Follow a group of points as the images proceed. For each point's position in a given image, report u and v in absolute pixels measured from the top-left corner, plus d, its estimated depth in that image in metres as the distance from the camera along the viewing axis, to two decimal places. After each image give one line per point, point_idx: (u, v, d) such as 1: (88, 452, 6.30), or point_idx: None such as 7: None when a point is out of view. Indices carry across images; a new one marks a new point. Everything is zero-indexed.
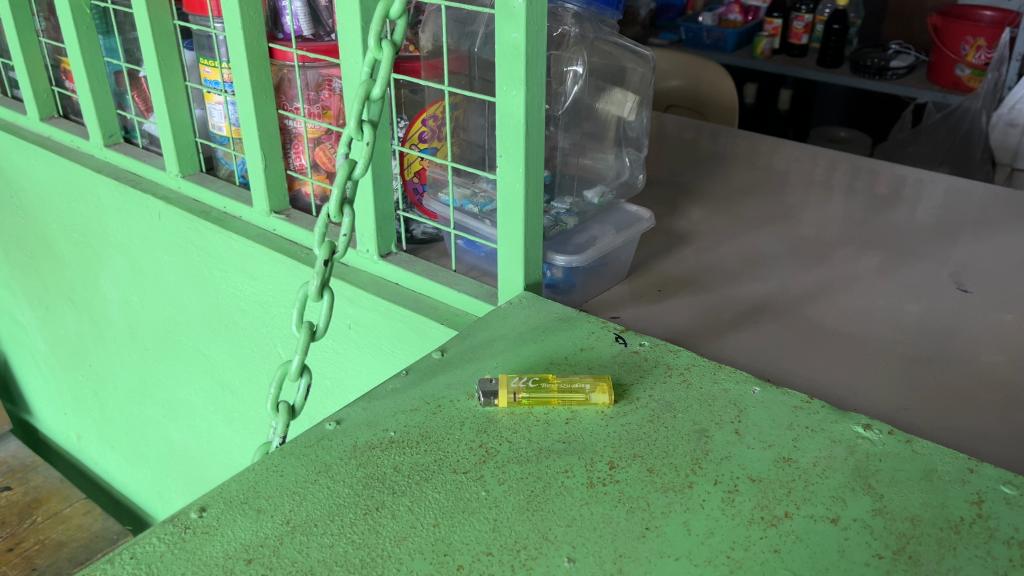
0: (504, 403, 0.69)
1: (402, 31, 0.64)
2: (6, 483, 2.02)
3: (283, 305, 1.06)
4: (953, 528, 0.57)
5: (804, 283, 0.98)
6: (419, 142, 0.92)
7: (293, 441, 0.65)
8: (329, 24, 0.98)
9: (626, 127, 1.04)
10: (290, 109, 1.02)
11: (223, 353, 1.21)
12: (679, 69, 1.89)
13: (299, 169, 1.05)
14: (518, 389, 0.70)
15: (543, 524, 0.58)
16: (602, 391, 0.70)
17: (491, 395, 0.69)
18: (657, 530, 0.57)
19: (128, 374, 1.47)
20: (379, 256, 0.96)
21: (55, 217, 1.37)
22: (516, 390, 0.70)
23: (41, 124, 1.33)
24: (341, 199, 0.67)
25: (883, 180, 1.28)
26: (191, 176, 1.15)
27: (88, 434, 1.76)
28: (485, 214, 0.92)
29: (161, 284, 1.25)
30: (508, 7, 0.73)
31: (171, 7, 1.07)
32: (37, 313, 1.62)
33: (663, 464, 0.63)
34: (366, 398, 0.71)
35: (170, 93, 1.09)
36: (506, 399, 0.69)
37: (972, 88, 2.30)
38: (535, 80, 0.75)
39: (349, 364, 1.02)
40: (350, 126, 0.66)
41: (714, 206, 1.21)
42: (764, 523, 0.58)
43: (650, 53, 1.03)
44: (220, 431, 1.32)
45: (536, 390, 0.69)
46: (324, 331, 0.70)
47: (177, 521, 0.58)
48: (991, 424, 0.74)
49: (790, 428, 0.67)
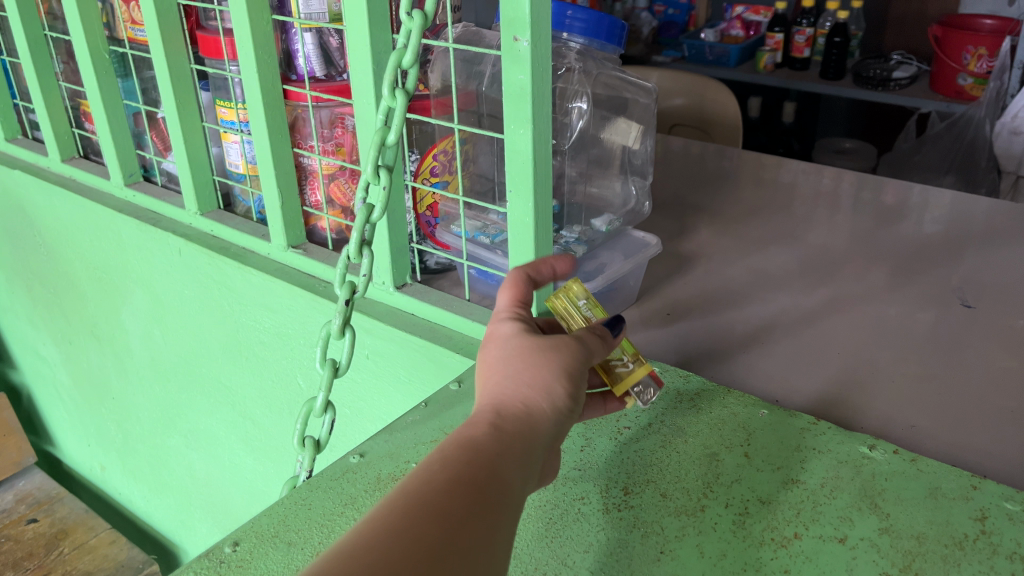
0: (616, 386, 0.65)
1: (413, 80, 0.68)
2: (33, 515, 2.07)
3: (303, 337, 1.09)
4: (957, 544, 0.59)
5: (812, 301, 1.01)
6: (430, 176, 0.94)
7: (319, 475, 0.70)
8: (341, 64, 1.00)
9: (631, 155, 1.09)
10: (305, 146, 1.05)
11: (243, 383, 1.24)
12: (683, 88, 1.91)
13: (314, 205, 1.09)
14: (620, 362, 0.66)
15: (561, 551, 0.62)
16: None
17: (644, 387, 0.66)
18: (671, 554, 0.61)
19: (151, 406, 1.50)
20: (395, 287, 0.98)
21: (78, 256, 1.41)
22: (615, 368, 0.66)
23: (62, 165, 1.37)
24: (360, 241, 0.74)
25: (889, 194, 1.31)
26: (209, 214, 1.19)
27: (112, 464, 1.80)
28: (496, 244, 0.94)
29: (183, 319, 1.28)
30: (514, 50, 0.75)
31: (188, 51, 1.10)
32: (60, 347, 1.65)
33: (675, 489, 0.66)
34: (388, 431, 0.76)
35: (188, 133, 1.13)
36: (642, 366, 0.66)
37: (975, 96, 2.30)
38: (542, 118, 0.78)
39: (367, 394, 1.04)
40: (368, 172, 0.71)
41: (722, 226, 1.23)
42: (774, 544, 0.61)
43: (651, 84, 1.07)
44: (245, 460, 1.35)
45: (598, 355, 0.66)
46: (346, 367, 0.77)
47: (212, 555, 0.62)
48: (1000, 438, 0.76)
49: (797, 449, 0.69)
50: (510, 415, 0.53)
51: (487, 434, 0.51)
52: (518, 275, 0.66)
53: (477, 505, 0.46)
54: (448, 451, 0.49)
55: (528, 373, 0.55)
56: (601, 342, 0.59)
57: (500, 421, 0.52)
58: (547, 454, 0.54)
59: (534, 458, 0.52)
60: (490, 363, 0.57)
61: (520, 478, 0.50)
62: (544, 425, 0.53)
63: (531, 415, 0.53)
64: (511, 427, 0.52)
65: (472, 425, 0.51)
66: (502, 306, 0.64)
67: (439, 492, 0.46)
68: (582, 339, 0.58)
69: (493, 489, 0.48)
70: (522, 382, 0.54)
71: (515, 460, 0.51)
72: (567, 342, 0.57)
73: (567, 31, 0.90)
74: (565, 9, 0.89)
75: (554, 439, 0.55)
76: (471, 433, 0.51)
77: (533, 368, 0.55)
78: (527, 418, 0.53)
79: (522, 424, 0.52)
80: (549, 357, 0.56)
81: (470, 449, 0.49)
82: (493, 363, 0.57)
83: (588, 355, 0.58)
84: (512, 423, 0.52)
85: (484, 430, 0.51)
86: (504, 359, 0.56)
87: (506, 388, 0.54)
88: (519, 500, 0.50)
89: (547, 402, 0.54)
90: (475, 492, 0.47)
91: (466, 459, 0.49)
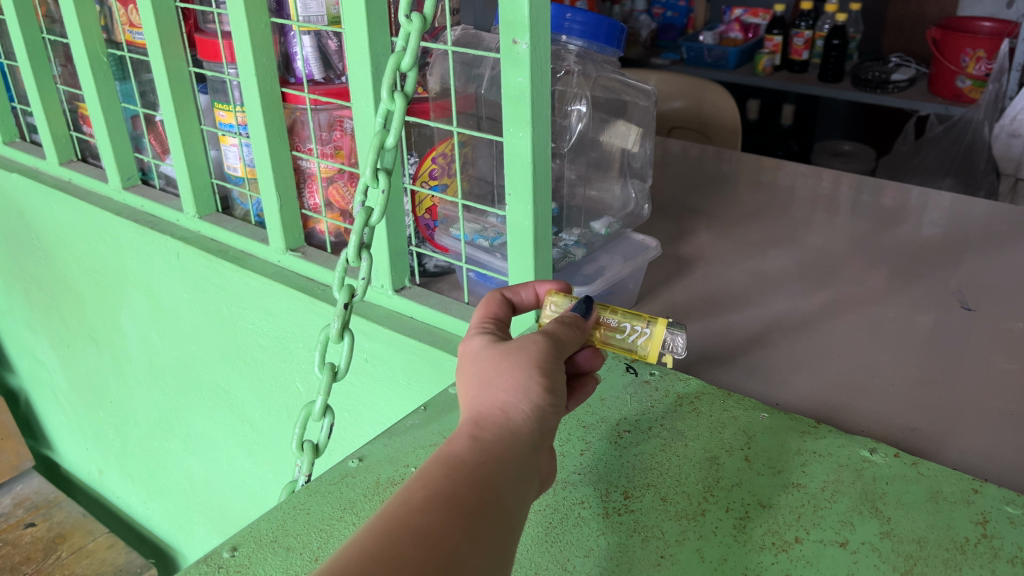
0: (651, 356, 0.65)
1: (412, 83, 0.68)
2: (31, 519, 2.07)
3: (301, 341, 1.08)
4: (959, 548, 0.59)
5: (811, 304, 1.00)
6: (430, 179, 0.94)
7: (319, 479, 0.70)
8: (340, 67, 1.00)
9: (630, 158, 1.08)
10: (303, 149, 1.05)
11: (242, 387, 1.24)
12: (683, 91, 1.91)
13: (313, 208, 1.08)
14: (633, 333, 0.65)
15: (562, 555, 0.62)
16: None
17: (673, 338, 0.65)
18: (672, 558, 0.61)
19: (149, 410, 1.50)
20: (394, 291, 0.97)
21: (76, 259, 1.41)
22: (636, 342, 0.65)
23: (60, 168, 1.36)
24: (359, 245, 0.73)
25: (889, 196, 1.30)
26: (208, 217, 1.18)
27: (110, 468, 1.79)
28: (496, 248, 0.94)
29: (181, 322, 1.28)
30: (513, 53, 0.74)
31: (186, 54, 1.09)
32: (58, 351, 1.65)
33: (676, 493, 0.66)
34: (387, 435, 0.76)
35: (187, 136, 1.12)
36: (655, 324, 0.65)
37: (974, 98, 2.30)
38: (541, 121, 0.78)
39: (366, 398, 1.04)
40: (367, 175, 0.71)
41: (721, 228, 1.22)
42: (775, 548, 0.61)
43: (651, 86, 1.06)
44: (243, 464, 1.34)
45: (615, 342, 0.65)
46: (344, 371, 0.77)
47: (210, 561, 0.62)
48: (1000, 441, 0.75)
49: (798, 453, 0.69)
50: (488, 422, 0.52)
51: (465, 448, 0.50)
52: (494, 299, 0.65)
53: (459, 522, 0.46)
54: (427, 470, 0.48)
55: (501, 379, 0.53)
56: (569, 330, 0.58)
57: (476, 433, 0.51)
58: (538, 457, 0.53)
59: (524, 460, 0.51)
60: (465, 376, 0.56)
61: (506, 486, 0.49)
62: (524, 425, 0.52)
63: (510, 419, 0.52)
64: (487, 435, 0.51)
65: (449, 441, 0.50)
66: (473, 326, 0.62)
67: (418, 513, 0.45)
68: (551, 334, 0.57)
69: (475, 502, 0.47)
70: (496, 388, 0.53)
71: (497, 467, 0.49)
72: (534, 339, 0.55)
73: (566, 34, 0.90)
74: (564, 12, 0.89)
75: (540, 438, 0.53)
76: (450, 449, 0.50)
77: (505, 372, 0.54)
78: (506, 423, 0.52)
79: (501, 430, 0.51)
80: (518, 357, 0.54)
81: (449, 465, 0.49)
82: (469, 379, 0.56)
83: (558, 347, 0.56)
84: (492, 432, 0.51)
85: (462, 445, 0.50)
86: (476, 370, 0.55)
87: (482, 398, 0.53)
88: (507, 509, 0.48)
89: (525, 401, 0.52)
90: (456, 510, 0.46)
91: (446, 476, 0.48)
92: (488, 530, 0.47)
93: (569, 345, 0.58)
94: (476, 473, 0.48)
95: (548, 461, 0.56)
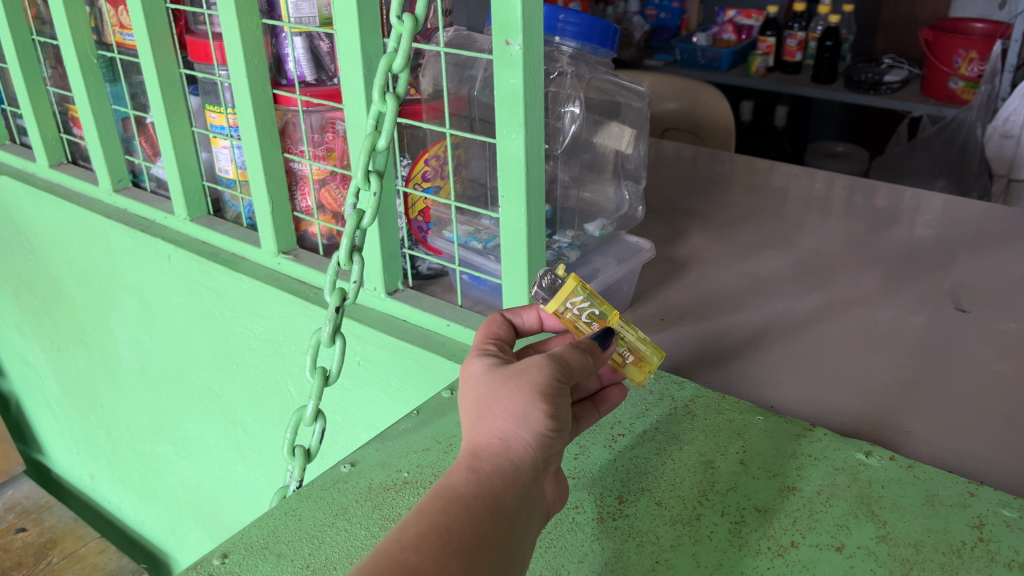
0: (575, 279, 0.64)
1: (404, 84, 0.67)
2: (21, 525, 2.06)
3: (294, 345, 1.08)
4: (955, 552, 0.58)
5: (806, 306, 1.00)
6: (422, 181, 0.93)
7: (311, 484, 0.69)
8: (332, 68, 0.99)
9: (624, 159, 1.08)
10: (295, 151, 1.04)
11: (234, 391, 1.23)
12: (676, 92, 1.90)
13: (305, 211, 1.08)
14: (578, 310, 0.65)
15: (556, 561, 0.61)
16: (641, 369, 0.67)
17: (555, 283, 0.64)
18: (667, 563, 0.60)
19: (140, 414, 1.49)
20: (386, 293, 0.97)
21: (66, 261, 1.39)
22: (586, 308, 0.65)
23: (49, 170, 1.35)
24: (350, 248, 0.73)
25: (883, 197, 1.30)
26: (199, 219, 1.17)
27: (101, 473, 1.78)
28: (489, 250, 0.94)
29: (172, 326, 1.27)
30: (505, 54, 0.74)
31: (177, 55, 1.09)
32: (48, 355, 1.64)
33: (670, 497, 0.66)
34: (379, 439, 0.75)
35: (177, 139, 1.11)
36: (555, 312, 0.65)
37: (966, 100, 2.30)
38: (534, 122, 0.77)
39: (359, 401, 1.03)
40: (358, 177, 0.71)
41: (716, 230, 1.22)
42: (771, 553, 0.60)
43: (645, 87, 1.05)
44: (235, 468, 1.33)
45: (600, 309, 0.65)
46: (336, 376, 0.76)
47: (201, 567, 0.61)
48: (995, 443, 0.75)
49: (793, 456, 0.69)
50: (485, 453, 0.52)
51: (462, 480, 0.50)
52: (503, 320, 0.66)
53: (455, 559, 0.46)
54: (423, 504, 0.49)
55: (499, 406, 0.53)
56: (581, 356, 0.56)
57: (475, 461, 0.51)
58: (538, 485, 0.53)
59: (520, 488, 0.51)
60: (471, 399, 0.56)
61: (504, 516, 0.49)
62: (525, 455, 0.52)
63: (509, 449, 0.52)
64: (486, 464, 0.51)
65: (446, 474, 0.50)
66: (479, 343, 0.62)
67: (414, 550, 0.46)
68: (557, 356, 0.55)
69: (473, 537, 0.47)
70: (495, 417, 0.53)
71: (493, 500, 0.49)
72: (538, 364, 0.54)
73: (559, 35, 0.90)
74: (557, 13, 0.88)
75: (542, 465, 0.53)
76: (448, 481, 0.50)
77: (505, 400, 0.53)
78: (505, 453, 0.51)
79: (500, 461, 0.51)
80: (520, 382, 0.53)
81: (446, 497, 0.49)
82: (470, 405, 0.55)
83: (565, 371, 0.55)
84: (489, 462, 0.51)
85: (459, 476, 0.50)
86: (477, 397, 0.55)
87: (480, 428, 0.53)
88: (507, 542, 0.49)
89: (524, 429, 0.52)
90: (450, 548, 0.46)
91: (442, 510, 0.48)
92: (485, 567, 0.47)
93: (578, 370, 0.56)
94: (471, 507, 0.49)
95: (550, 485, 0.55)
